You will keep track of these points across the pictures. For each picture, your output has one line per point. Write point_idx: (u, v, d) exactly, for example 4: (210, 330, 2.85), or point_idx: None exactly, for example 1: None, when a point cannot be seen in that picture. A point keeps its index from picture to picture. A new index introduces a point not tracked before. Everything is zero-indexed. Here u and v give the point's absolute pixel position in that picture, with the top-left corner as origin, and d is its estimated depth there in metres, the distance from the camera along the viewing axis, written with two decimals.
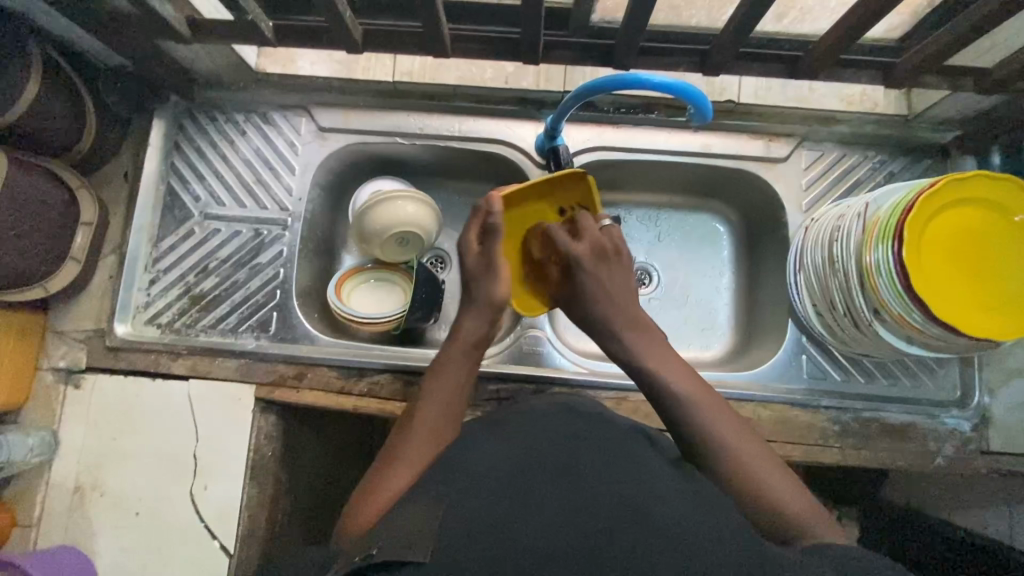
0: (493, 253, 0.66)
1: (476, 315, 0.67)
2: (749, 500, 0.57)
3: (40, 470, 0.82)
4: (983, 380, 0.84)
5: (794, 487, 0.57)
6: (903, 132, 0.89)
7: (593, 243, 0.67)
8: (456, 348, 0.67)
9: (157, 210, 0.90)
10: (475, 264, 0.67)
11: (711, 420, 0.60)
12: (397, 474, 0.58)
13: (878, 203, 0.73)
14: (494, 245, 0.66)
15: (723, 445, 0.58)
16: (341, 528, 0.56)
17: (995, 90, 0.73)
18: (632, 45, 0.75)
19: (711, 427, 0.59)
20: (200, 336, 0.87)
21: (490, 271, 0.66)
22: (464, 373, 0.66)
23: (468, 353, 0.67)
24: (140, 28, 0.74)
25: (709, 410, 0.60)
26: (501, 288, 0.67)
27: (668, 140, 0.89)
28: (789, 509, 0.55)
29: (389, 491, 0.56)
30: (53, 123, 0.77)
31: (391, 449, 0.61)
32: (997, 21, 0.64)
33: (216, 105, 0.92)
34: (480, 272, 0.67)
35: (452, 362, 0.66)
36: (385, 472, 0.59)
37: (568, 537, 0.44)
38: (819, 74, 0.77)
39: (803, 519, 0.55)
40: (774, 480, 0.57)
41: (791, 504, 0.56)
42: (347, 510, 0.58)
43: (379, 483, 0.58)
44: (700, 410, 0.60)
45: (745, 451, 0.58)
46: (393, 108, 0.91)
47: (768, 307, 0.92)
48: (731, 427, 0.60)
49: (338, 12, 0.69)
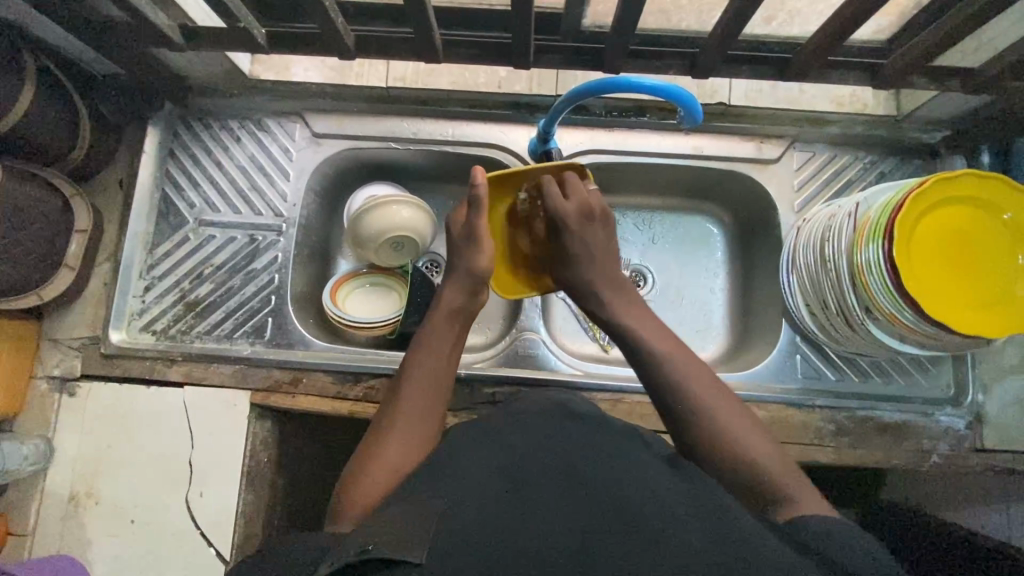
0: (475, 224, 0.69)
1: (457, 284, 0.70)
2: (728, 465, 0.57)
3: (35, 478, 0.82)
4: (976, 378, 0.85)
5: (776, 450, 0.57)
6: (892, 132, 0.89)
7: (578, 203, 0.70)
8: (440, 318, 0.68)
9: (152, 217, 0.90)
10: (459, 237, 0.71)
11: (694, 386, 0.60)
12: (395, 449, 0.58)
13: (869, 203, 0.73)
14: (478, 215, 0.69)
15: (704, 410, 0.59)
16: (340, 504, 0.55)
17: (982, 89, 0.74)
18: (621, 48, 0.75)
19: (695, 392, 0.60)
20: (195, 342, 0.87)
21: (470, 241, 0.70)
22: (450, 343, 0.67)
23: (452, 321, 0.68)
24: (134, 37, 0.74)
25: (695, 376, 0.61)
26: (483, 258, 0.70)
27: (660, 143, 0.90)
28: (774, 474, 0.55)
29: (390, 465, 0.57)
30: (47, 131, 0.77)
31: (385, 419, 0.61)
32: (980, 21, 0.65)
33: (210, 112, 0.93)
34: (464, 246, 0.70)
35: (438, 332, 0.67)
36: (381, 445, 0.59)
37: (562, 534, 0.44)
38: (808, 76, 0.78)
39: (789, 484, 0.54)
40: (757, 446, 0.57)
41: (774, 468, 0.55)
42: (342, 487, 0.57)
43: (375, 457, 0.58)
44: (684, 374, 0.61)
45: (721, 414, 0.58)
46: (386, 113, 0.91)
47: (762, 306, 0.93)
48: (713, 392, 0.60)
49: (329, 18, 0.69)
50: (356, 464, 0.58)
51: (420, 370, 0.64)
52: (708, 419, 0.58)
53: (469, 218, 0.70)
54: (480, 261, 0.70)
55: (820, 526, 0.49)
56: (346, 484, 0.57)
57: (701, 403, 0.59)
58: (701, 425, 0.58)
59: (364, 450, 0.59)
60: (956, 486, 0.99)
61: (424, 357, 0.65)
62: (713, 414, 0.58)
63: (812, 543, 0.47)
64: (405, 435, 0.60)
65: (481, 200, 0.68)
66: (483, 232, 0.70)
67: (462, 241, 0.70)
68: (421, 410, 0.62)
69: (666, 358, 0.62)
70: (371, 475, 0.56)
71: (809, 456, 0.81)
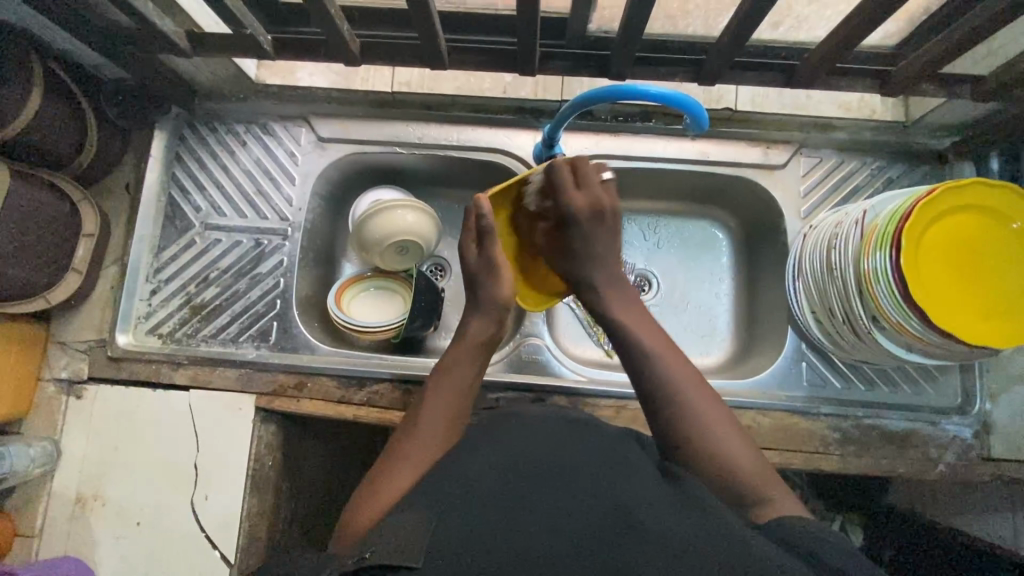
0: (494, 253, 0.70)
1: (483, 315, 0.69)
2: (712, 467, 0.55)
3: (42, 480, 0.82)
4: (983, 386, 0.84)
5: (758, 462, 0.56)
6: (900, 138, 0.89)
7: (593, 198, 0.69)
8: (462, 350, 0.68)
9: (159, 220, 0.91)
10: (480, 267, 0.71)
11: (674, 372, 0.60)
12: (403, 471, 0.57)
13: (876, 210, 0.73)
14: (493, 245, 0.70)
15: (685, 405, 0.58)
16: (344, 527, 0.56)
17: (992, 96, 0.73)
18: (627, 54, 0.75)
19: (675, 380, 0.59)
20: (200, 346, 0.87)
21: (490, 272, 0.70)
22: (471, 374, 0.66)
23: (476, 354, 0.68)
24: (141, 42, 0.75)
25: (682, 377, 0.60)
26: (503, 289, 0.70)
27: (666, 148, 0.90)
28: (745, 473, 0.55)
29: (395, 486, 0.56)
30: (54, 135, 0.77)
31: (399, 445, 0.61)
32: (991, 29, 0.64)
33: (216, 116, 0.93)
34: (482, 274, 0.70)
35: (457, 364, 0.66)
36: (389, 472, 0.58)
37: (560, 545, 0.44)
38: (817, 82, 0.77)
39: (760, 483, 0.54)
40: (724, 435, 0.57)
41: (743, 466, 0.55)
42: (350, 507, 0.57)
43: (384, 480, 0.57)
44: (667, 363, 0.61)
45: (706, 418, 0.57)
46: (391, 117, 0.91)
47: (767, 312, 0.92)
48: (690, 381, 0.60)
49: (335, 24, 0.69)
50: (365, 486, 0.58)
51: (438, 399, 0.64)
52: (687, 421, 0.57)
53: (485, 246, 0.70)
54: (504, 293, 0.69)
55: (795, 522, 0.49)
56: (353, 509, 0.57)
57: (677, 388, 0.58)
58: (673, 412, 0.58)
59: (378, 469, 0.59)
60: (964, 494, 0.98)
61: (444, 385, 0.65)
62: (688, 401, 0.58)
63: (794, 541, 0.47)
64: (413, 458, 0.59)
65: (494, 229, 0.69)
66: (501, 261, 0.70)
67: (481, 270, 0.70)
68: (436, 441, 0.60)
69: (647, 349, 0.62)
70: (375, 497, 0.56)
71: (812, 464, 0.81)
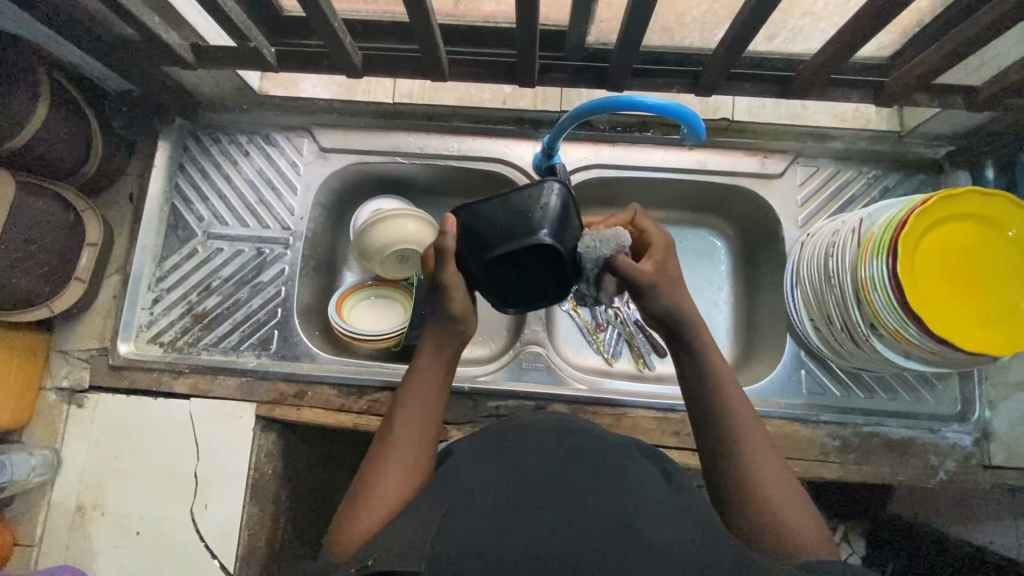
0: (445, 274, 0.63)
1: (444, 326, 0.65)
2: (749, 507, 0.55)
3: (41, 489, 0.82)
4: (983, 394, 0.84)
5: (807, 525, 0.54)
6: (896, 147, 0.90)
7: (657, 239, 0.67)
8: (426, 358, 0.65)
9: (162, 229, 0.92)
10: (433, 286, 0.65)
11: (734, 403, 0.59)
12: (386, 484, 0.57)
13: (872, 219, 0.74)
14: (444, 267, 0.63)
15: (738, 449, 0.57)
16: (335, 543, 0.55)
17: (985, 106, 0.75)
18: (625, 66, 0.76)
19: (735, 419, 0.59)
20: (202, 354, 0.88)
21: (442, 290, 0.64)
22: (438, 380, 0.64)
23: (439, 361, 0.65)
24: (147, 54, 0.76)
25: (747, 430, 0.58)
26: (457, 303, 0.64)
27: (665, 158, 0.90)
28: (784, 524, 0.53)
29: (380, 501, 0.55)
30: (59, 148, 0.78)
31: (380, 455, 0.59)
32: (982, 41, 0.65)
33: (219, 126, 0.94)
34: (437, 294, 0.65)
35: (426, 373, 0.64)
36: (374, 485, 0.57)
37: (558, 552, 0.45)
38: (812, 93, 0.78)
39: (793, 539, 0.53)
40: (768, 473, 0.56)
41: (783, 519, 0.54)
42: (336, 522, 0.56)
43: (370, 495, 0.56)
44: (733, 413, 0.59)
45: (758, 467, 0.56)
46: (393, 128, 0.93)
47: (766, 319, 0.93)
48: (756, 434, 0.58)
49: (337, 37, 0.70)
50: (349, 501, 0.57)
51: (410, 410, 0.62)
52: (733, 463, 0.57)
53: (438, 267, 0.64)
54: (457, 305, 0.64)
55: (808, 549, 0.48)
56: (340, 524, 0.56)
57: (735, 436, 0.58)
58: (729, 454, 0.57)
59: (360, 481, 0.58)
60: None
61: (413, 393, 0.63)
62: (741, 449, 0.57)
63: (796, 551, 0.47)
64: (395, 473, 0.58)
65: (448, 250, 0.62)
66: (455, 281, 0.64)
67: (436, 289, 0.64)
68: (419, 450, 0.60)
69: (719, 393, 0.60)
70: (363, 510, 0.55)
71: (812, 472, 0.81)
